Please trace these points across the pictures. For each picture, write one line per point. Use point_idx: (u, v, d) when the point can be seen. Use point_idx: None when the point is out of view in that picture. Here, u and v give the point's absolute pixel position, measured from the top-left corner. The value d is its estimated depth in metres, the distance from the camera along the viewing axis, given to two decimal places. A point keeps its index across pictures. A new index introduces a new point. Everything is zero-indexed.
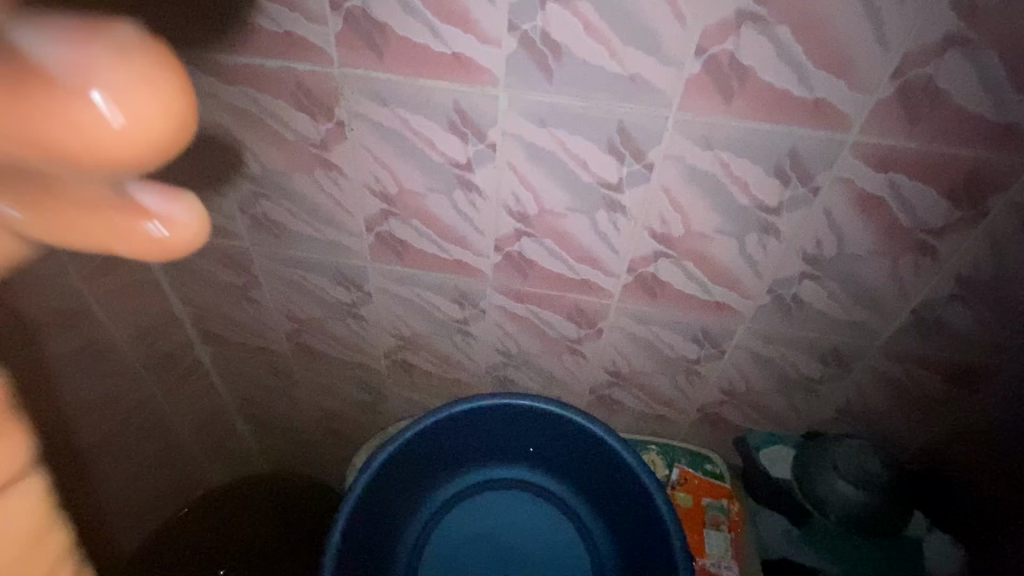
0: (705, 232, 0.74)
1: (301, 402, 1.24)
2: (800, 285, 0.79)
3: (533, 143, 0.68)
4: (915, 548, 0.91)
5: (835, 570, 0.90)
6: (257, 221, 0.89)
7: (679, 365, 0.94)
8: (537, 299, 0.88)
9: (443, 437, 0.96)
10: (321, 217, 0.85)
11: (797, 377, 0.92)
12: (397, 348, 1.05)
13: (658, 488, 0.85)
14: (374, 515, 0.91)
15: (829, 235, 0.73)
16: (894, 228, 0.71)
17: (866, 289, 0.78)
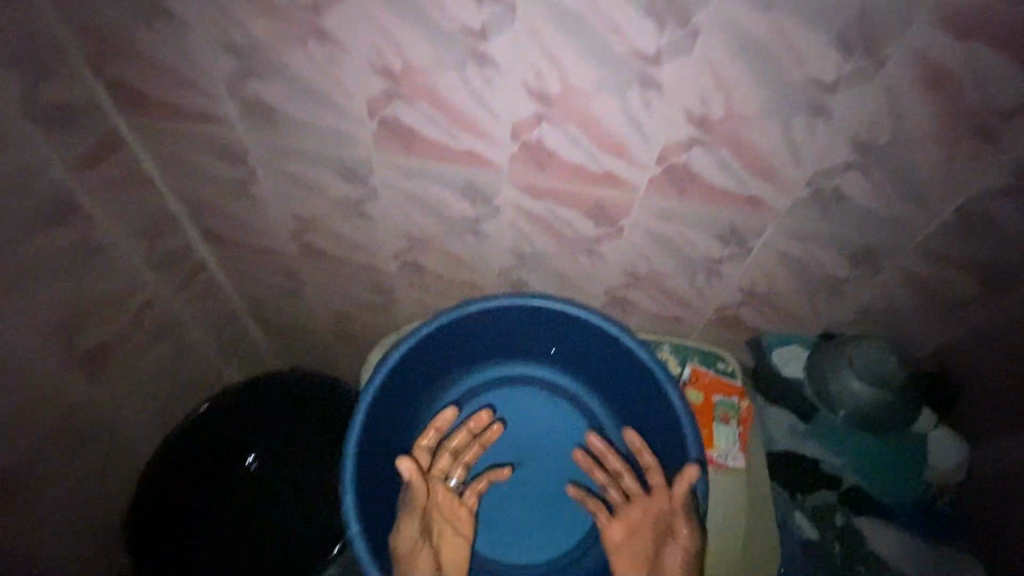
0: (747, 114, 0.66)
1: (311, 305, 1.23)
2: (843, 178, 0.73)
3: (560, 3, 0.59)
4: (918, 440, 0.94)
5: (838, 459, 0.94)
6: (248, 106, 0.81)
7: (701, 266, 0.90)
8: (555, 194, 0.82)
9: (456, 336, 0.96)
10: (317, 99, 0.77)
11: (823, 277, 0.89)
12: (407, 248, 1.01)
13: (674, 384, 0.85)
14: (391, 411, 0.93)
15: (885, 119, 0.65)
16: (962, 110, 0.63)
17: (915, 181, 0.72)
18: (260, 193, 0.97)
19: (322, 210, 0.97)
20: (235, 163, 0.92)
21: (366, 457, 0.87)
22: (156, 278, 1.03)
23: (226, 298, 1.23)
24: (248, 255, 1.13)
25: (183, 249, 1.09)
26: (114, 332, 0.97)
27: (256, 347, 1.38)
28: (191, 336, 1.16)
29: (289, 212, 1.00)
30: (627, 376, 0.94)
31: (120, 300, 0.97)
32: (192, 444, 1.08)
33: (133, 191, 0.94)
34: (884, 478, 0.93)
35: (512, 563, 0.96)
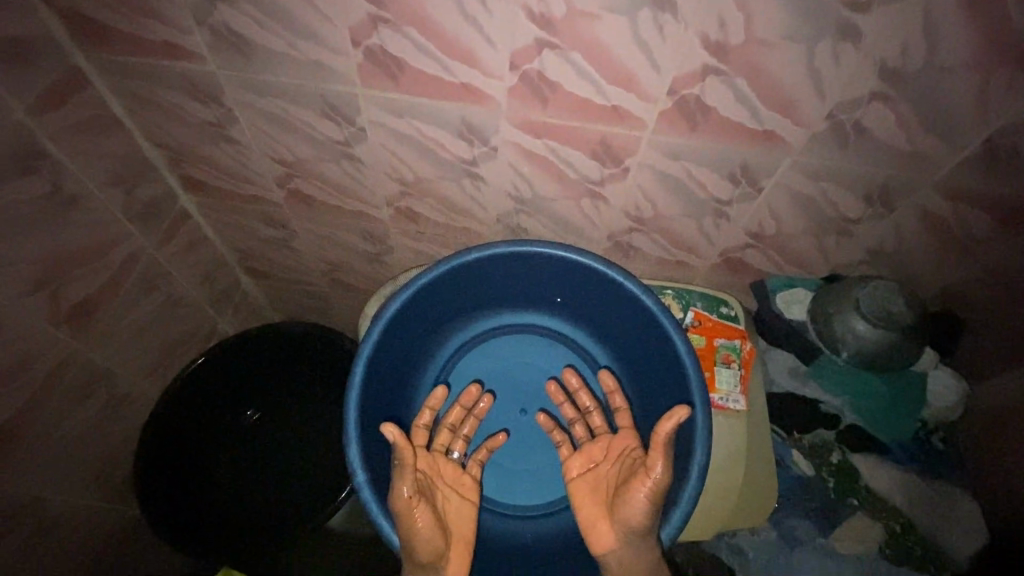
0: (768, 39, 0.61)
1: (302, 255, 1.19)
2: (865, 110, 0.68)
3: None
4: (918, 380, 0.95)
5: (838, 399, 0.95)
6: (220, 36, 0.74)
7: (708, 208, 0.86)
8: (557, 132, 0.77)
9: (455, 285, 0.93)
10: (295, 28, 0.70)
11: (834, 218, 0.85)
12: (400, 194, 0.97)
13: (678, 329, 0.83)
14: (392, 362, 0.92)
15: (918, 43, 0.60)
16: (1003, 31, 0.58)
17: (941, 113, 0.68)
18: (240, 136, 0.91)
19: (308, 154, 0.92)
20: (211, 103, 0.85)
21: (369, 408, 0.87)
22: (138, 229, 0.99)
23: (214, 250, 1.19)
24: (233, 203, 1.07)
25: (164, 198, 1.03)
26: (99, 286, 0.93)
27: (249, 299, 1.35)
28: (181, 289, 1.12)
29: (273, 156, 0.94)
30: (630, 322, 0.93)
31: (102, 254, 0.93)
32: (189, 397, 1.07)
33: (103, 135, 0.88)
34: (883, 417, 0.94)
35: (518, 502, 0.99)
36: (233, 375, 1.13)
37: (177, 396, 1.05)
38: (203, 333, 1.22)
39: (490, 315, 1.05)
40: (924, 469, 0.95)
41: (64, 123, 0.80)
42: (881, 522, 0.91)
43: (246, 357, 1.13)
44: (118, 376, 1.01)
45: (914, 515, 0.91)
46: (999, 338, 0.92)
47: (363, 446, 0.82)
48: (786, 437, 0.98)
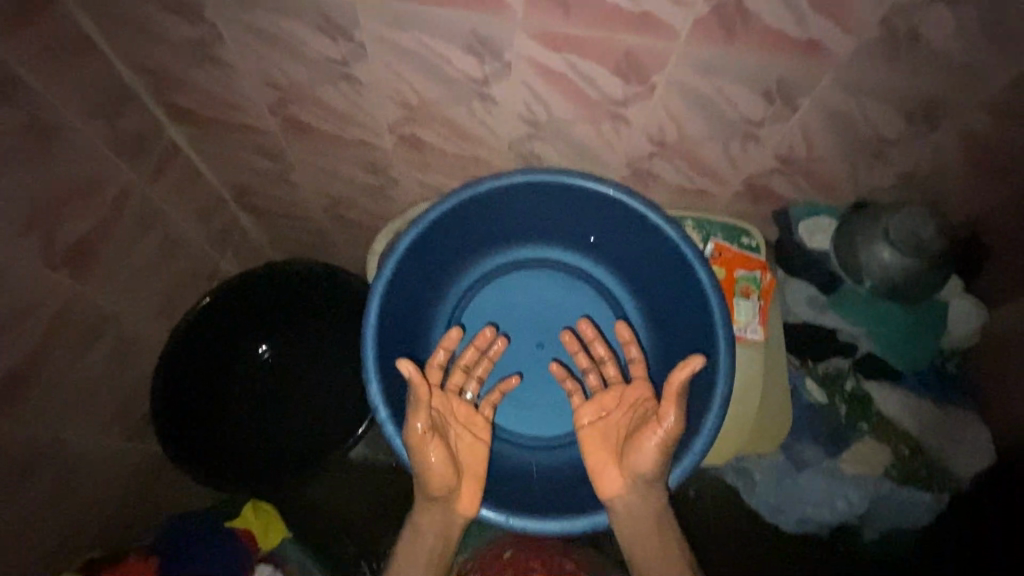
0: None
1: (302, 190, 1.13)
2: (923, 12, 0.61)
3: None
4: (940, 308, 0.93)
5: (857, 328, 0.94)
6: None
7: (737, 130, 0.81)
8: (577, 45, 0.70)
9: (468, 218, 0.90)
10: None
11: (871, 139, 0.80)
12: (404, 120, 0.90)
13: (702, 259, 0.81)
14: (406, 300, 0.91)
15: None
16: None
17: (1008, 15, 0.61)
18: (227, 56, 0.83)
19: (303, 76, 0.84)
20: (191, 18, 0.77)
21: (387, 345, 0.86)
22: (126, 163, 0.92)
23: (209, 186, 1.13)
24: (225, 134, 1.00)
25: (150, 130, 0.96)
26: (94, 226, 0.89)
27: (250, 239, 1.30)
28: (179, 228, 1.08)
29: (265, 80, 0.86)
30: (650, 253, 0.90)
31: (91, 191, 0.87)
32: (199, 337, 1.06)
33: (76, 58, 0.80)
34: (902, 346, 0.94)
35: (535, 432, 1.00)
36: (240, 315, 1.11)
37: (187, 336, 1.04)
38: (205, 276, 1.18)
39: (503, 251, 1.02)
40: (936, 395, 0.96)
41: (31, 43, 0.72)
42: (890, 445, 0.94)
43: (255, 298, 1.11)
44: (122, 321, 0.98)
45: (923, 438, 0.93)
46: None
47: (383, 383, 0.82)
48: (800, 367, 0.98)
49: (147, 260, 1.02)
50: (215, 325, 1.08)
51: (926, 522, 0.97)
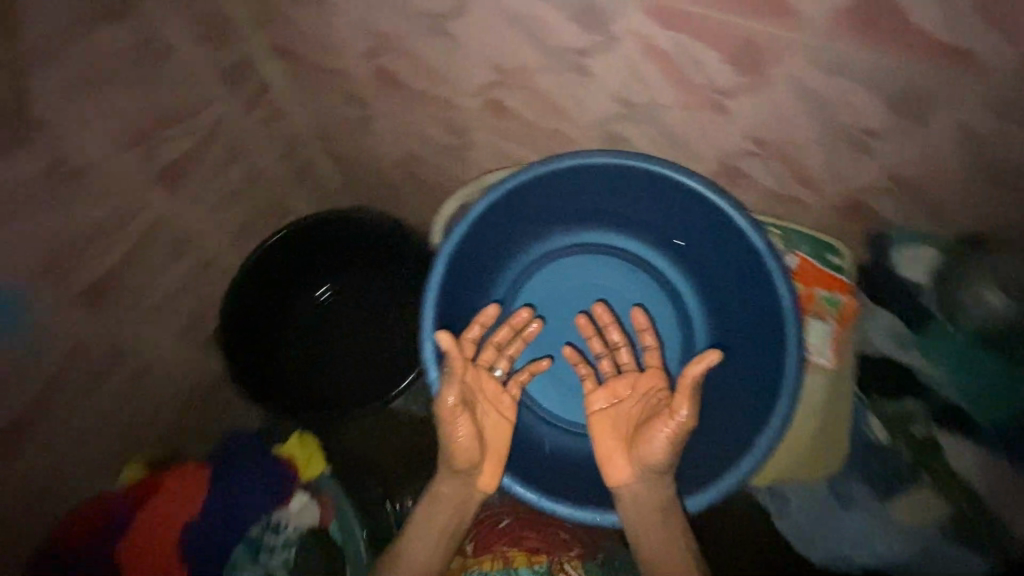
0: None
1: (381, 143, 1.14)
2: None
3: None
4: None
5: (943, 374, 0.85)
6: None
7: (851, 138, 0.74)
8: (688, 20, 0.67)
9: (538, 193, 0.87)
10: None
11: (1003, 165, 0.71)
12: (491, 84, 0.88)
13: (783, 273, 0.77)
14: (467, 270, 0.91)
15: None
16: None
17: None
18: None
19: (401, 26, 0.85)
20: None
21: (446, 316, 0.88)
22: (223, 91, 0.96)
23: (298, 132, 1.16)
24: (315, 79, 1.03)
25: (250, 62, 0.99)
26: (190, 149, 0.94)
27: (328, 184, 1.29)
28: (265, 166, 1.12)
29: (364, 25, 0.88)
30: (724, 255, 0.87)
31: (188, 115, 0.92)
32: (262, 276, 1.11)
33: None
34: (991, 400, 0.83)
35: (577, 419, 1.00)
36: (303, 257, 1.15)
37: (254, 276, 1.09)
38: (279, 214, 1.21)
39: (567, 233, 0.99)
40: None
41: None
42: (953, 501, 0.87)
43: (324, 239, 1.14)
44: (197, 244, 1.03)
45: (991, 500, 0.85)
46: None
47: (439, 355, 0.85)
48: (863, 399, 0.93)
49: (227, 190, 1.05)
50: (280, 263, 1.13)
51: None
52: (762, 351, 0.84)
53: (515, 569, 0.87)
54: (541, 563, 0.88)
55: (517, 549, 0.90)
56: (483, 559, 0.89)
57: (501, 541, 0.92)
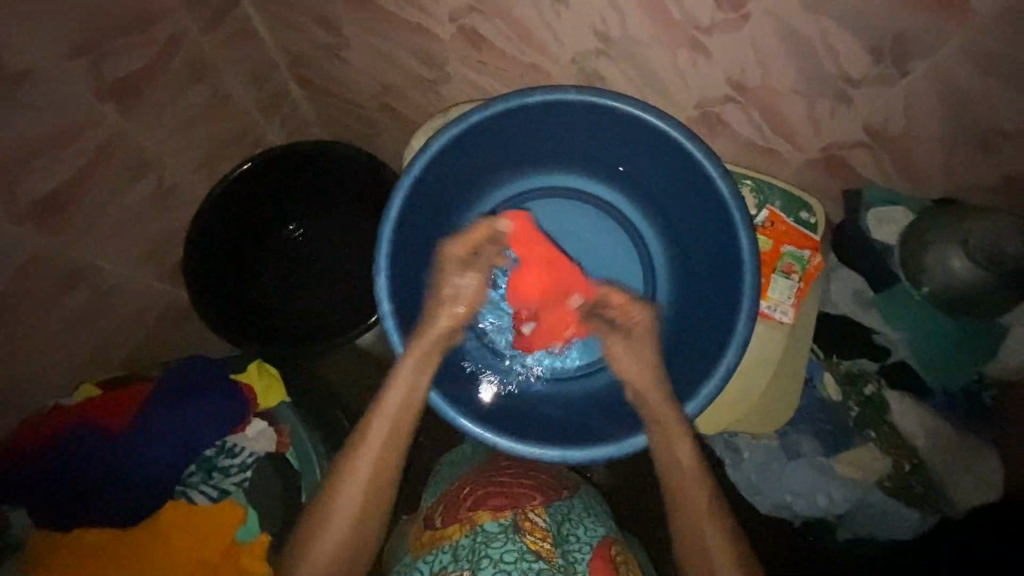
0: (782, 88, 0.75)
1: (355, 70, 1.08)
2: (850, 152, 0.80)
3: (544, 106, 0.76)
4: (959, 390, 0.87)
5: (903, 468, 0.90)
6: (310, 84, 1.16)
7: (974, 138, 0.72)
8: (438, 52, 0.94)
9: (508, 129, 0.81)
10: (432, 61, 0.97)
11: (849, 305, 0.90)
12: (466, 10, 0.84)
13: (747, 224, 0.73)
14: (420, 236, 0.85)
15: (899, 117, 0.73)
16: (955, 137, 0.73)
17: (908, 186, 0.82)
18: (272, 121, 1.17)
19: (344, 122, 1.24)
20: (329, 83, 1.14)
21: (407, 309, 0.82)
22: (191, 134, 1.00)
23: (287, 88, 1.17)
24: (327, 64, 1.09)
25: (286, 96, 1.18)
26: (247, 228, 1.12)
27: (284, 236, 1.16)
28: (275, 135, 1.19)
29: (347, 124, 1.24)
30: (688, 190, 0.81)
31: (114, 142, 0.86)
32: (222, 247, 1.09)
33: (206, 87, 0.99)
34: (943, 364, 0.86)
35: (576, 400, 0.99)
36: (258, 210, 1.12)
37: (205, 246, 1.05)
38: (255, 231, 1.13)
39: (527, 177, 0.93)
40: (959, 420, 0.88)
41: (188, 108, 0.97)
42: (891, 456, 0.90)
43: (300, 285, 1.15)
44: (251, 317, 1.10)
45: (927, 457, 0.89)
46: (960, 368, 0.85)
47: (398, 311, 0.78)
48: (822, 360, 0.94)
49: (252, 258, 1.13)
50: (226, 223, 1.08)
51: (904, 537, 0.93)
52: (724, 276, 0.80)
53: (481, 528, 0.76)
54: (507, 518, 0.77)
55: (481, 509, 0.79)
56: (452, 531, 0.79)
57: (466, 507, 0.81)
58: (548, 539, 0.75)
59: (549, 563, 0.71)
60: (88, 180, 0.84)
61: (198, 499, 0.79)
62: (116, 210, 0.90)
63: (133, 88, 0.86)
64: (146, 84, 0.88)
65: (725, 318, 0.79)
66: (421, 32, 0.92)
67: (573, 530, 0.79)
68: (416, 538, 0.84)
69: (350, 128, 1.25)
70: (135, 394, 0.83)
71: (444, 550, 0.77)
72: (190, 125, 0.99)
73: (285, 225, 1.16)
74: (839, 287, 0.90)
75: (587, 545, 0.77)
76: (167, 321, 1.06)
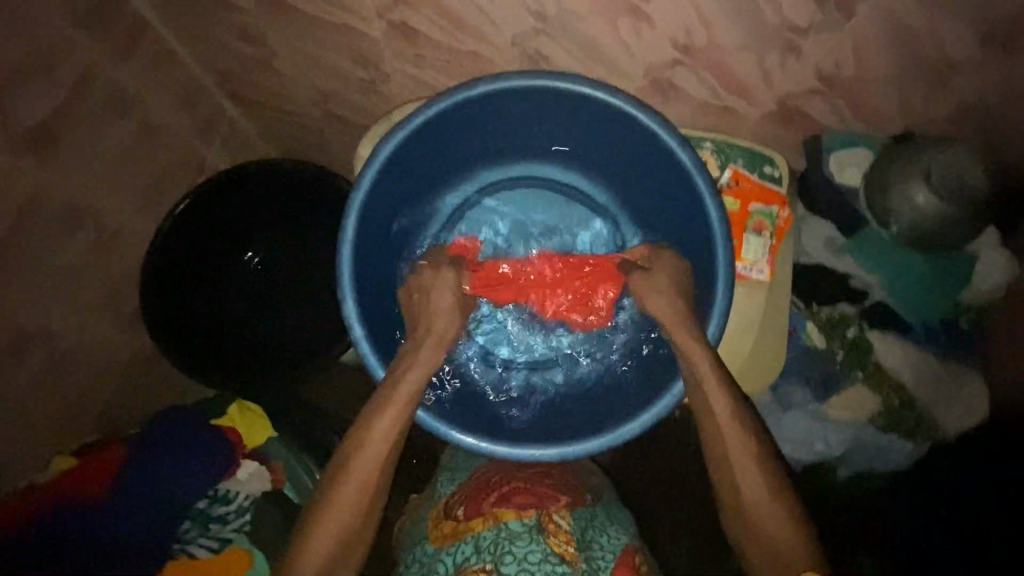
0: (728, 46, 0.73)
1: (287, 81, 1.01)
2: (806, 99, 0.79)
3: (491, 96, 0.74)
4: (938, 316, 0.89)
5: (896, 401, 0.91)
6: (243, 101, 1.09)
7: (926, 70, 0.72)
8: (371, 50, 0.89)
9: (460, 126, 0.79)
10: (366, 62, 0.92)
11: (824, 250, 0.89)
12: (394, 3, 0.80)
13: (711, 190, 0.72)
14: (382, 244, 0.83)
15: (850, 57, 0.72)
16: (907, 68, 0.72)
17: (867, 124, 0.81)
18: (208, 148, 1.09)
19: (286, 138, 1.17)
20: (263, 98, 1.07)
21: (378, 326, 0.80)
22: (126, 173, 0.93)
23: (223, 108, 1.10)
24: (259, 78, 1.02)
25: (219, 117, 1.10)
26: (207, 253, 1.04)
27: (247, 264, 1.07)
28: (217, 160, 1.12)
29: (288, 139, 1.17)
30: (649, 164, 0.79)
31: (46, 192, 0.80)
32: (184, 287, 1.02)
33: (133, 119, 0.92)
34: (918, 295, 0.87)
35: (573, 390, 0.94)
36: (212, 240, 1.04)
37: (166, 287, 1.00)
38: (216, 258, 1.05)
39: (489, 170, 0.90)
40: (941, 349, 0.90)
41: (117, 146, 0.90)
42: (882, 393, 0.91)
43: (269, 316, 1.08)
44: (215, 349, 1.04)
45: (916, 391, 0.90)
46: (937, 293, 0.87)
47: (370, 329, 0.77)
48: (803, 309, 0.93)
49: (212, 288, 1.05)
50: (181, 261, 1.01)
51: (897, 467, 0.96)
52: (695, 247, 0.78)
53: (504, 525, 0.74)
54: (531, 517, 0.75)
55: (506, 505, 0.77)
56: (474, 522, 0.76)
57: (491, 500, 0.78)
58: (572, 542, 0.74)
59: (571, 567, 0.70)
60: (25, 236, 0.78)
61: (199, 552, 0.77)
62: (55, 265, 0.84)
63: (57, 133, 0.80)
64: (69, 124, 0.81)
65: (701, 290, 0.78)
66: (349, 32, 0.87)
67: (597, 537, 0.76)
68: (433, 524, 0.80)
69: (293, 144, 1.18)
70: (114, 456, 0.81)
71: (464, 540, 0.74)
72: (121, 162, 0.92)
73: (243, 253, 1.07)
74: (810, 234, 0.90)
75: (610, 554, 0.75)
76: (123, 378, 0.99)
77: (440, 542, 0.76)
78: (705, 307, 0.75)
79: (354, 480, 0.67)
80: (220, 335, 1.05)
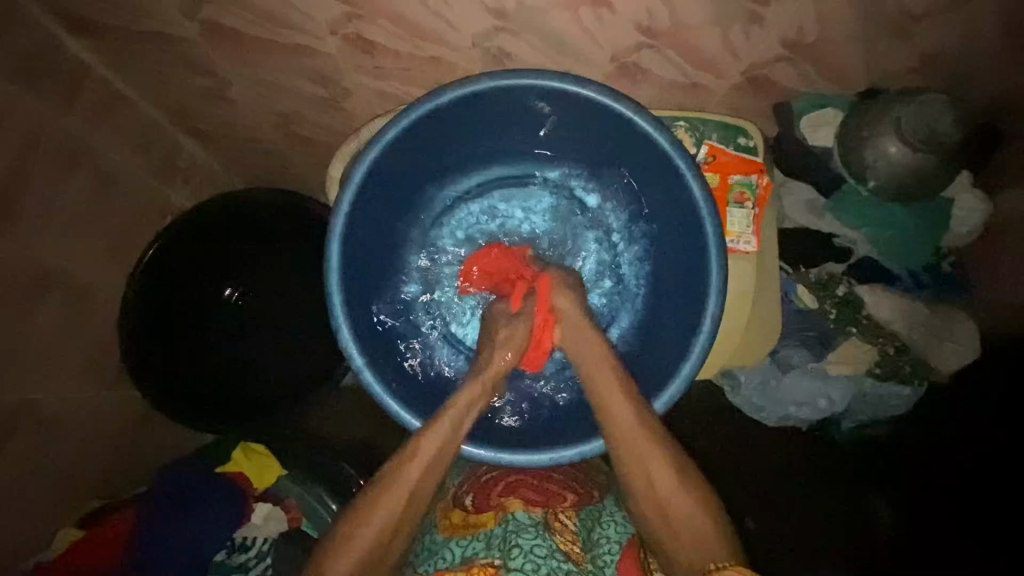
0: (691, 23, 0.73)
1: (244, 109, 0.98)
2: (772, 68, 0.79)
3: (461, 100, 0.72)
4: (922, 261, 0.91)
5: (892, 350, 0.93)
6: (199, 134, 1.05)
7: (887, 25, 0.73)
8: (329, 67, 0.86)
9: (433, 134, 0.77)
10: (325, 79, 0.89)
11: (806, 213, 0.90)
12: (346, 17, 0.77)
13: (694, 169, 0.72)
14: (368, 263, 0.81)
15: (812, 20, 0.72)
16: (867, 25, 0.73)
17: (832, 84, 0.82)
18: (167, 188, 1.04)
19: (248, 166, 1.13)
20: (219, 128, 1.03)
21: (375, 350, 0.79)
22: (87, 226, 0.89)
23: (179, 145, 1.06)
24: (213, 108, 0.98)
25: (176, 154, 1.05)
26: (183, 284, 0.99)
27: (225, 298, 1.03)
28: (178, 199, 1.07)
29: (250, 167, 1.13)
30: (629, 151, 0.78)
31: (9, 259, 0.76)
32: (167, 337, 0.98)
33: (86, 169, 0.88)
34: (902, 245, 0.89)
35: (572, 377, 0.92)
36: (188, 278, 0.99)
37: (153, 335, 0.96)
38: (191, 290, 1.00)
39: (467, 176, 0.89)
40: (930, 294, 0.92)
41: (75, 199, 0.86)
42: (875, 346, 0.93)
43: (261, 347, 1.04)
44: (205, 387, 1.00)
45: (909, 338, 0.92)
46: (919, 241, 0.88)
47: (368, 353, 0.75)
48: (792, 273, 0.94)
49: (192, 322, 1.00)
50: (158, 310, 0.97)
51: (900, 412, 0.98)
52: (682, 229, 0.79)
53: (512, 517, 0.73)
54: (537, 512, 0.74)
55: (513, 496, 0.77)
56: (485, 517, 0.75)
57: (500, 493, 0.78)
58: (578, 541, 0.73)
59: (577, 566, 0.69)
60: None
61: None
62: (29, 332, 0.80)
63: (11, 195, 0.76)
64: (22, 185, 0.77)
65: (694, 272, 0.78)
66: (303, 51, 0.84)
67: (602, 532, 0.74)
68: (441, 513, 0.79)
69: (256, 171, 1.14)
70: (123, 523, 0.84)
71: (475, 537, 0.73)
72: (80, 216, 0.87)
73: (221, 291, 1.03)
74: (790, 200, 0.90)
75: (616, 545, 0.73)
76: (109, 439, 0.95)
77: (450, 529, 0.75)
78: (700, 292, 0.76)
79: (394, 499, 0.66)
80: (205, 373, 1.01)
